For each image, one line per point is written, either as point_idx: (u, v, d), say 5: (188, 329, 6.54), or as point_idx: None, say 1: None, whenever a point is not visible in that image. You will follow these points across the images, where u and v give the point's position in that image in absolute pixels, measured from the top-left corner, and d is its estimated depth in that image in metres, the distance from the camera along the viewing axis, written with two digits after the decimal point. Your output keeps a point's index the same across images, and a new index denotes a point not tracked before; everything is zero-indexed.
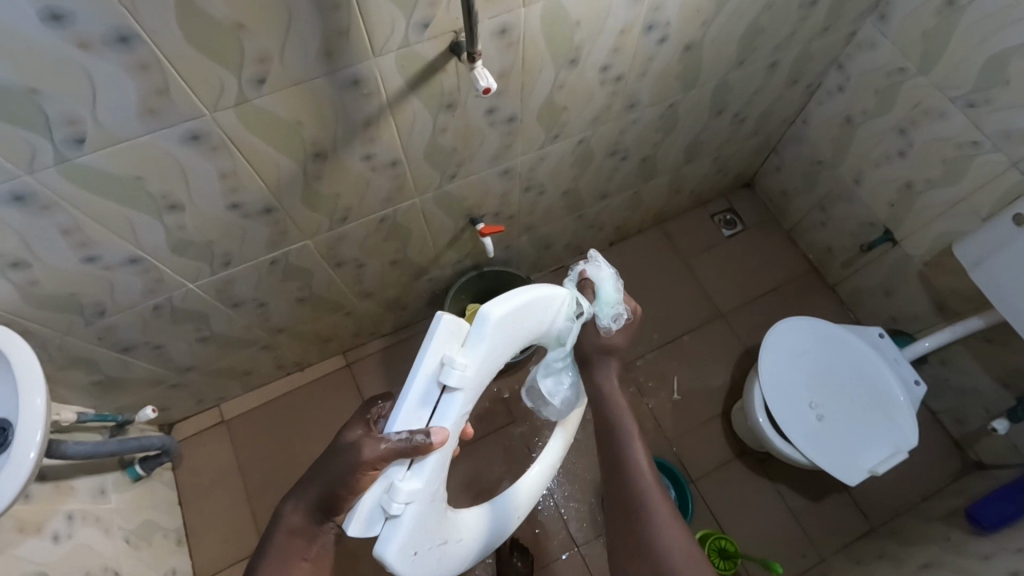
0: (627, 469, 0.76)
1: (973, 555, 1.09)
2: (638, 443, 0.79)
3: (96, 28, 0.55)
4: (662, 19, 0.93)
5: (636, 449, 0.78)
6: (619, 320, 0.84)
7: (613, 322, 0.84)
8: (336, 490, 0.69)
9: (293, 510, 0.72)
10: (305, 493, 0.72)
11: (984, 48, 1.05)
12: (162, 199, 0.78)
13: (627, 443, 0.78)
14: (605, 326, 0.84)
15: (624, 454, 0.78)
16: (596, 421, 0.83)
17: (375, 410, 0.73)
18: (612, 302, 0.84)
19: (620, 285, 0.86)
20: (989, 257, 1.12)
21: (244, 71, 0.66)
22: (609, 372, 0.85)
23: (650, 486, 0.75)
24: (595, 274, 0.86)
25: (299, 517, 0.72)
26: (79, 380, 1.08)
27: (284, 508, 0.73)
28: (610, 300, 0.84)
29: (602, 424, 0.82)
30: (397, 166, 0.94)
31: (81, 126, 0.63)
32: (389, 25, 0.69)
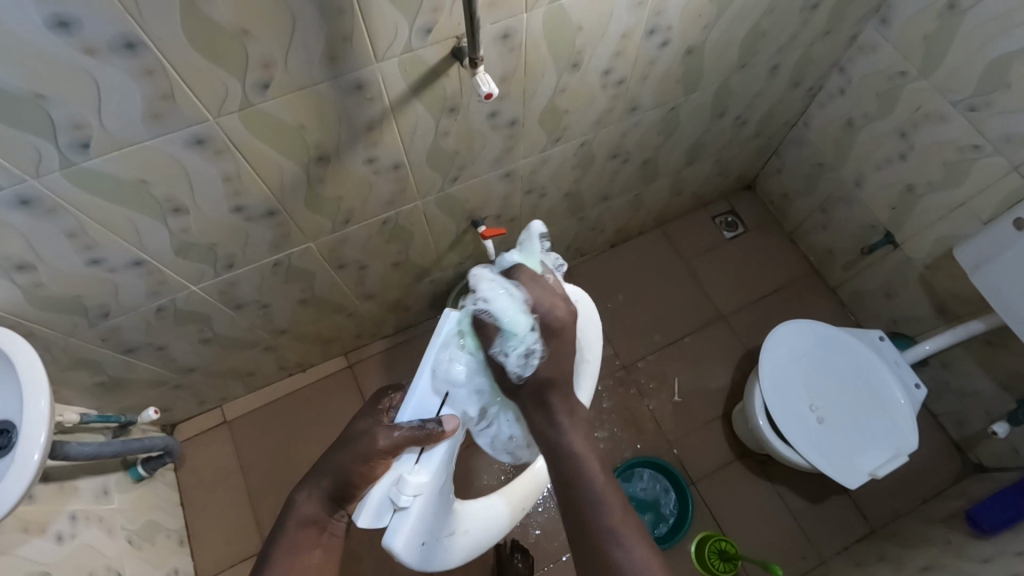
0: (599, 538, 0.65)
1: (972, 559, 1.09)
2: (609, 500, 0.68)
3: (102, 34, 0.55)
4: (664, 23, 0.93)
5: (608, 511, 0.67)
6: (532, 355, 0.72)
7: (524, 361, 0.72)
8: (349, 474, 0.69)
9: (306, 499, 0.70)
10: (320, 480, 0.70)
11: (985, 52, 1.06)
12: (166, 202, 0.79)
13: (595, 508, 0.67)
14: (515, 368, 0.73)
15: (594, 517, 0.66)
16: (557, 481, 0.71)
17: (387, 401, 0.76)
18: (522, 335, 0.72)
19: (521, 310, 0.73)
20: (989, 260, 1.12)
21: (248, 76, 0.66)
22: (559, 421, 0.73)
23: (632, 555, 0.64)
24: (487, 305, 0.72)
25: (312, 506, 0.70)
26: (83, 382, 1.09)
27: (297, 496, 0.71)
28: (517, 334, 0.72)
29: (563, 484, 0.70)
30: (399, 169, 0.94)
31: (86, 131, 0.64)
32: (392, 31, 0.69)
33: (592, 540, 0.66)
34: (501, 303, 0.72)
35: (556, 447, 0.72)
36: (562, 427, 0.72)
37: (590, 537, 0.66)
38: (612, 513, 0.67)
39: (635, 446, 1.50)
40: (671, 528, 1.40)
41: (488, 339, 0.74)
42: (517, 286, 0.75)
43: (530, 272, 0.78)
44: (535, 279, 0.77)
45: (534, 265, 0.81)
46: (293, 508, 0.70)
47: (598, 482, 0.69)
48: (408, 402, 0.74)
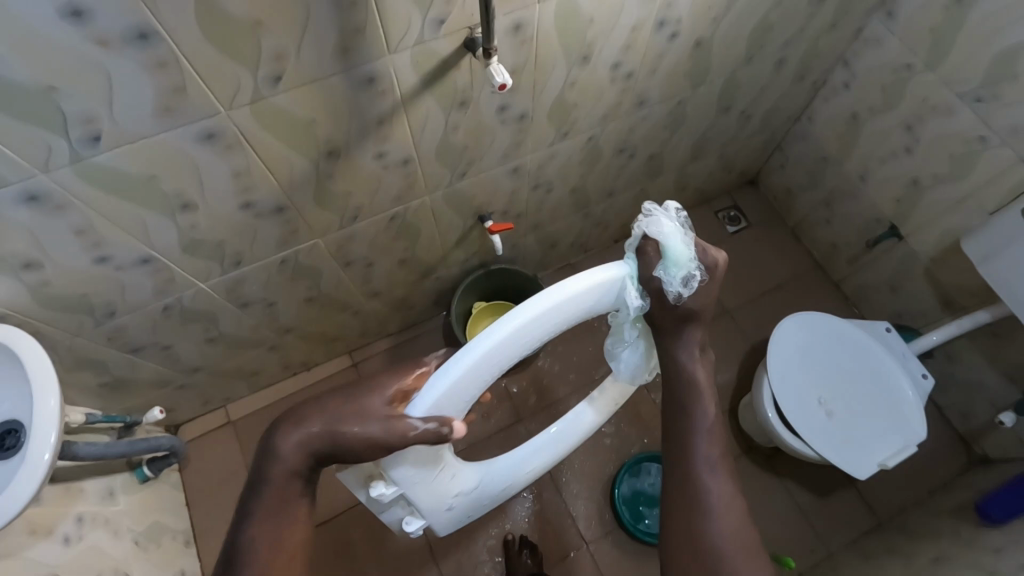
0: (693, 464, 0.69)
1: (983, 549, 1.09)
2: (711, 431, 0.71)
3: (115, 25, 0.54)
4: (674, 15, 0.92)
5: (708, 443, 0.70)
6: (691, 283, 0.69)
7: (684, 288, 0.69)
8: (350, 445, 0.63)
9: (294, 454, 0.63)
10: (316, 433, 0.63)
11: (992, 44, 1.06)
12: (175, 198, 0.78)
13: (697, 434, 0.70)
14: (675, 293, 0.69)
15: (693, 429, 0.70)
16: (667, 390, 0.74)
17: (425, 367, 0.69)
18: (682, 263, 0.69)
19: (687, 243, 0.69)
20: (997, 253, 1.12)
21: (260, 68, 0.65)
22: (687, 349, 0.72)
23: (720, 486, 0.68)
24: (659, 235, 0.69)
25: (299, 463, 0.63)
26: (87, 382, 1.07)
27: (285, 434, 0.63)
28: (682, 257, 0.69)
29: (670, 408, 0.73)
30: (408, 164, 0.94)
31: (97, 124, 0.63)
32: (405, 23, 0.69)
33: (688, 463, 0.69)
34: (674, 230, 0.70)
35: (679, 370, 0.72)
36: (687, 361, 0.72)
37: (687, 467, 0.69)
38: (711, 445, 0.70)
39: (642, 440, 1.49)
40: None
41: (649, 260, 0.71)
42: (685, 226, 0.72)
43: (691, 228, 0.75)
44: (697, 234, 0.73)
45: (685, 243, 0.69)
46: (277, 449, 0.63)
47: (704, 415, 0.71)
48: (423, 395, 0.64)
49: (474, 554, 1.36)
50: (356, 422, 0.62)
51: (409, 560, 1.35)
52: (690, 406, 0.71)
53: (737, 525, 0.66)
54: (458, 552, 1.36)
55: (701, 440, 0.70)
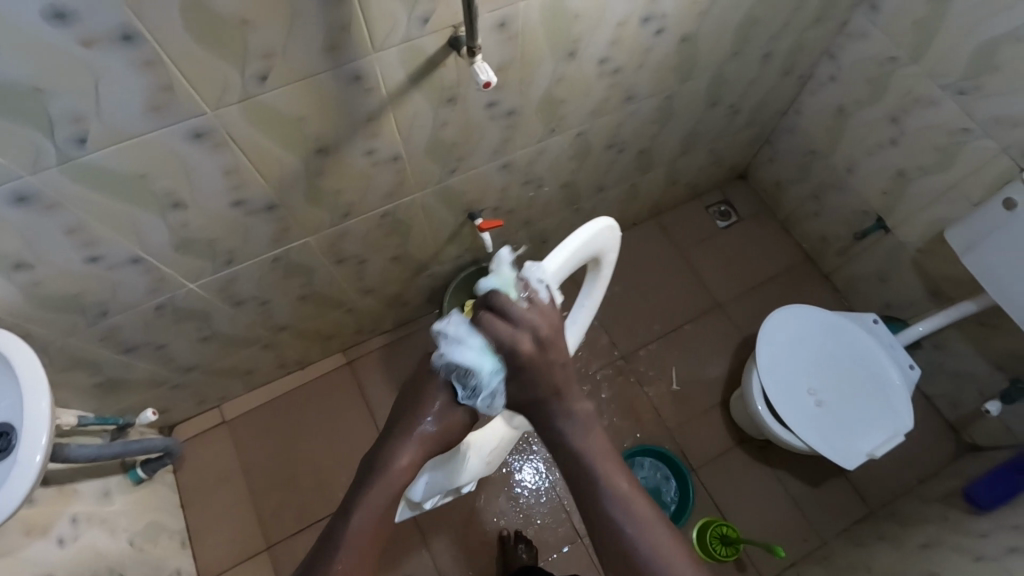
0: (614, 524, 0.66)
1: (970, 534, 1.11)
2: (612, 471, 0.70)
3: (101, 25, 0.55)
4: (659, 11, 0.93)
5: (613, 484, 0.69)
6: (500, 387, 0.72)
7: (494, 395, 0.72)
8: (446, 436, 0.75)
9: (405, 451, 0.72)
10: (418, 436, 0.73)
11: (973, 36, 1.07)
12: (165, 197, 0.78)
13: (601, 482, 0.69)
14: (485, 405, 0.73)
15: (595, 492, 0.69)
16: (560, 464, 0.73)
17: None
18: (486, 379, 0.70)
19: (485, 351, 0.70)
20: (981, 242, 1.13)
21: (248, 67, 0.66)
22: (559, 427, 0.72)
23: (638, 525, 0.66)
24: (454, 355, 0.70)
25: (412, 468, 0.73)
26: (81, 382, 1.08)
27: (395, 449, 0.72)
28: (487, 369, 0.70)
29: (568, 475, 0.72)
30: (398, 161, 0.94)
31: (85, 124, 0.63)
32: (391, 20, 0.69)
33: (602, 520, 0.67)
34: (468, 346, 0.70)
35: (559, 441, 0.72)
36: (562, 430, 0.72)
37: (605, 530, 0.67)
38: (618, 483, 0.69)
39: (635, 434, 1.51)
40: (673, 515, 1.42)
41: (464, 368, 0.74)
42: (484, 327, 0.70)
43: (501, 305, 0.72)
44: (505, 316, 0.71)
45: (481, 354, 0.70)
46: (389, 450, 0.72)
47: (600, 461, 0.70)
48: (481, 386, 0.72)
49: (471, 548, 1.37)
50: (451, 417, 0.75)
51: (405, 556, 1.36)
52: (583, 472, 0.70)
53: (670, 555, 0.65)
54: (453, 547, 1.37)
55: (609, 497, 0.68)
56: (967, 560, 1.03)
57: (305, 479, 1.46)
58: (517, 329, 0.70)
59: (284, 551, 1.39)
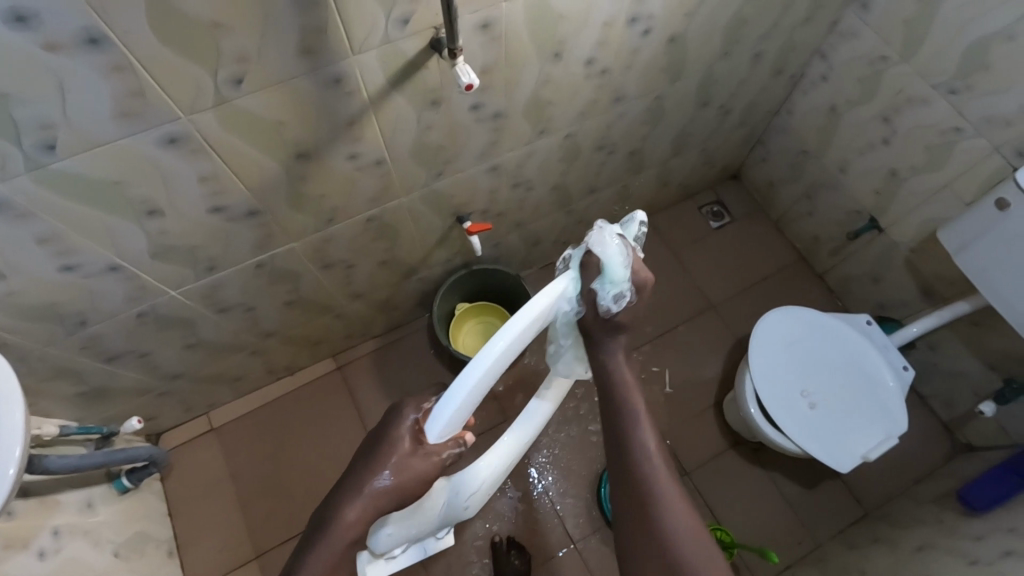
0: (640, 466, 0.71)
1: (965, 536, 1.10)
2: (647, 422, 0.74)
3: (64, 29, 0.53)
4: (646, 11, 0.92)
5: (645, 428, 0.73)
6: (622, 300, 0.70)
7: (614, 304, 0.70)
8: (403, 487, 0.71)
9: (352, 506, 0.70)
10: (370, 492, 0.71)
11: (964, 34, 1.06)
12: (141, 204, 0.77)
13: (636, 426, 0.73)
14: (605, 307, 0.70)
15: (634, 430, 0.72)
16: (600, 392, 0.76)
17: (430, 401, 0.76)
18: (616, 280, 0.70)
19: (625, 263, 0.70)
20: (973, 242, 1.11)
21: (220, 71, 0.64)
22: (614, 351, 0.74)
23: (659, 476, 0.70)
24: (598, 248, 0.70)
25: (362, 524, 0.71)
26: (64, 392, 1.06)
27: (344, 503, 0.70)
28: (617, 276, 0.70)
29: (607, 408, 0.75)
30: (382, 165, 0.93)
31: (53, 131, 0.62)
32: (369, 22, 0.68)
33: (629, 457, 0.72)
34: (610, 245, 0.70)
35: (609, 372, 0.74)
36: (613, 363, 0.74)
37: (631, 463, 0.71)
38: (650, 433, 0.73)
39: None
40: None
41: (587, 275, 0.71)
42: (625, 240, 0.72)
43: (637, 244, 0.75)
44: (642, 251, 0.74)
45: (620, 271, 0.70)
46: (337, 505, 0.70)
47: (638, 406, 0.74)
48: (435, 416, 0.70)
49: (463, 554, 1.36)
50: (406, 469, 0.71)
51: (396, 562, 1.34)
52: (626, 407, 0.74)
53: (679, 507, 0.69)
54: (446, 554, 1.36)
55: (639, 437, 0.72)
56: (961, 564, 1.02)
57: (295, 486, 1.44)
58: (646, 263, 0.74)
59: (273, 559, 1.37)
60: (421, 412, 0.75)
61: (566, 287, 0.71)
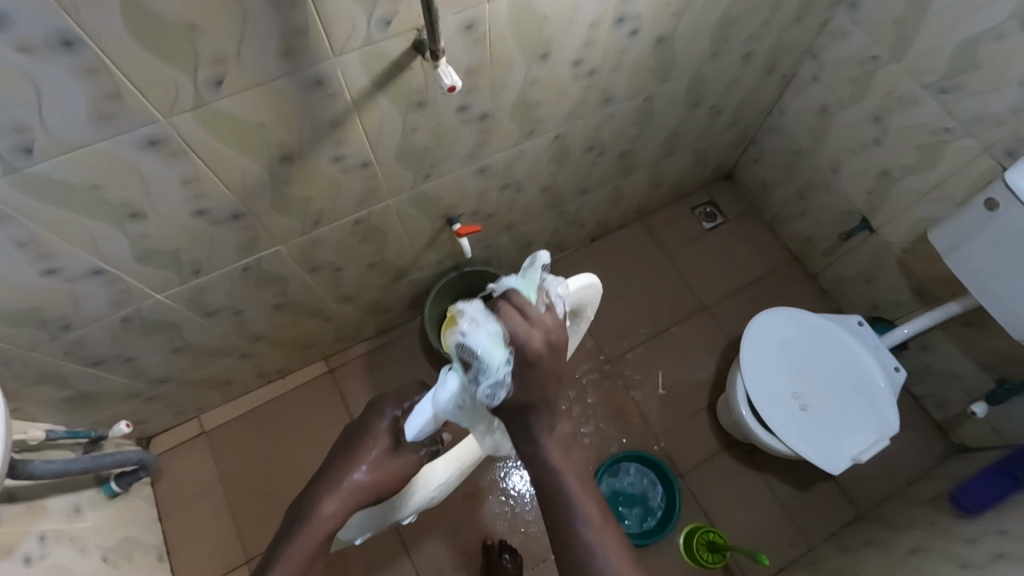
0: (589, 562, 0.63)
1: (957, 539, 1.10)
2: (589, 509, 0.65)
3: (37, 31, 0.53)
4: (633, 11, 0.91)
5: (589, 520, 0.65)
6: (502, 388, 0.61)
7: (494, 393, 0.61)
8: (382, 487, 0.70)
9: (331, 500, 0.68)
10: (348, 487, 0.69)
11: (954, 34, 1.06)
12: (122, 207, 0.76)
13: (573, 508, 0.65)
14: (485, 397, 0.62)
15: (575, 523, 0.65)
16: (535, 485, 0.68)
17: (410, 401, 0.78)
18: (493, 369, 0.60)
19: (496, 344, 0.60)
20: (963, 243, 1.11)
21: (199, 73, 0.64)
22: (541, 440, 0.66)
23: (612, 567, 0.63)
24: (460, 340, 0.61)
25: (338, 520, 0.68)
26: (49, 397, 1.05)
27: (320, 497, 0.68)
28: (491, 365, 0.60)
29: (541, 492, 0.67)
30: (368, 167, 0.92)
31: (29, 134, 0.61)
32: (350, 23, 0.67)
33: (571, 548, 0.64)
34: (483, 331, 0.61)
35: (536, 458, 0.66)
36: (545, 449, 0.66)
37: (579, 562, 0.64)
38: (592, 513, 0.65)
39: (622, 440, 1.49)
40: (659, 521, 1.40)
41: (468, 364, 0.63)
42: (501, 318, 0.62)
43: (517, 302, 0.64)
44: (523, 311, 0.63)
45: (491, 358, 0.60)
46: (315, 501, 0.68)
47: (574, 488, 0.66)
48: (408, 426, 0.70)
49: (455, 558, 1.35)
50: (385, 466, 0.71)
51: (386, 566, 1.33)
52: (563, 499, 0.65)
53: None
54: (437, 557, 1.35)
55: (584, 531, 0.64)
56: (953, 567, 1.01)
57: (286, 490, 1.43)
58: (530, 325, 0.62)
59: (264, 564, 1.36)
60: (400, 409, 0.77)
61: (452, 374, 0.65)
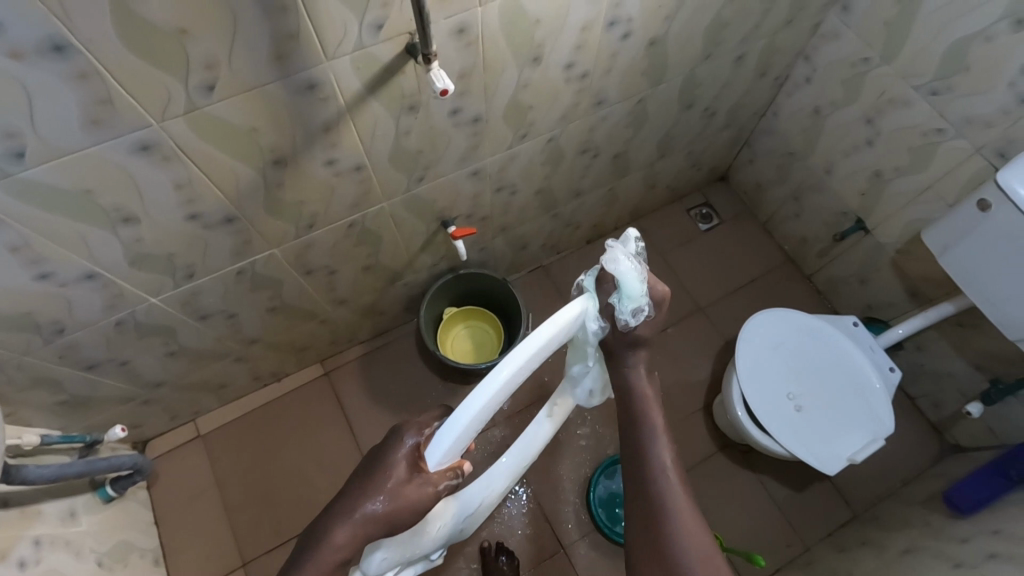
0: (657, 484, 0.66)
1: (952, 539, 1.10)
2: (666, 444, 0.69)
3: (28, 38, 0.53)
4: (624, 15, 0.92)
5: (665, 453, 0.68)
6: (640, 314, 0.67)
7: (632, 318, 0.67)
8: (395, 518, 0.67)
9: (341, 528, 0.67)
10: (362, 516, 0.67)
11: (945, 35, 1.06)
12: (114, 212, 0.76)
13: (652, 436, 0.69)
14: (623, 320, 0.67)
15: (651, 451, 0.68)
16: (619, 407, 0.72)
17: (432, 426, 0.72)
18: (636, 294, 0.66)
19: (641, 276, 0.66)
20: (956, 243, 1.11)
21: (191, 78, 0.64)
22: (639, 365, 0.71)
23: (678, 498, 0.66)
24: (613, 266, 0.64)
25: (350, 548, 0.67)
26: (43, 401, 1.05)
27: (333, 525, 0.67)
28: (635, 291, 0.65)
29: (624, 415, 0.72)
30: (361, 170, 0.93)
31: (20, 139, 0.61)
32: (341, 27, 0.67)
33: (640, 469, 0.68)
34: (627, 262, 0.65)
35: (626, 384, 0.71)
36: (634, 373, 0.71)
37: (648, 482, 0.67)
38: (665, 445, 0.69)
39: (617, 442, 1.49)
40: None
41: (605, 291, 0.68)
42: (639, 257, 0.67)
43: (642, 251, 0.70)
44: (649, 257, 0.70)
45: (634, 291, 0.65)
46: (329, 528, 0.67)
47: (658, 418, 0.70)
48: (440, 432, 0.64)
49: (451, 560, 1.35)
50: (401, 498, 0.67)
51: None
52: (645, 423, 0.70)
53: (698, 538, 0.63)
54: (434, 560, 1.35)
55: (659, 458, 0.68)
56: (947, 566, 1.01)
57: (283, 493, 1.43)
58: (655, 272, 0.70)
59: (260, 567, 1.36)
60: (421, 436, 0.72)
61: (585, 307, 0.67)
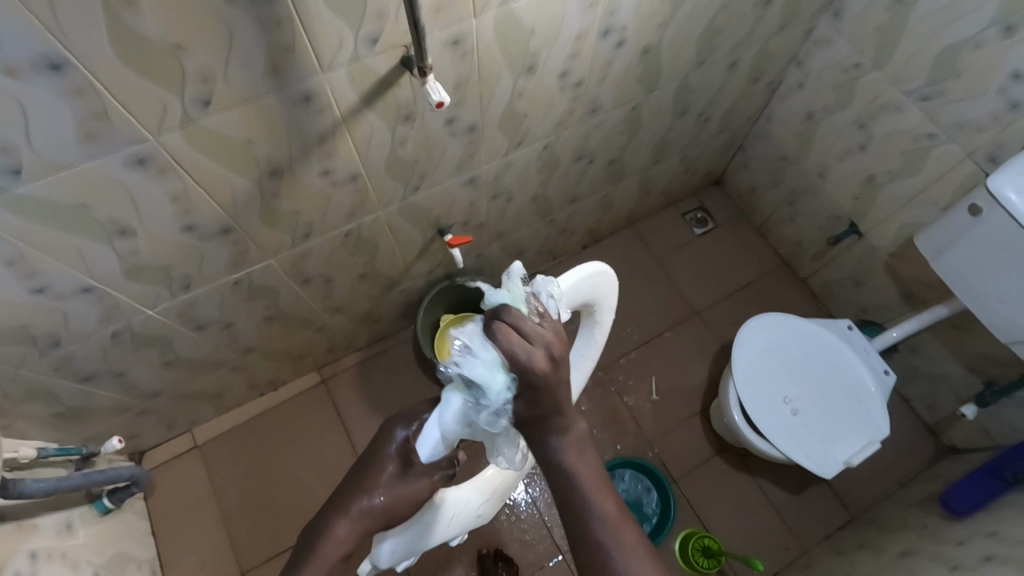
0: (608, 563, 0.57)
1: (947, 541, 1.11)
2: (607, 510, 0.60)
3: (23, 55, 0.53)
4: (618, 24, 0.93)
5: (607, 521, 0.59)
6: (502, 411, 0.61)
7: (498, 413, 0.62)
8: (393, 509, 0.70)
9: (343, 519, 0.68)
10: (362, 509, 0.69)
11: (935, 41, 1.07)
12: (110, 224, 0.76)
13: (590, 510, 0.59)
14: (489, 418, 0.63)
15: (590, 525, 0.59)
16: (549, 484, 0.62)
17: (419, 418, 0.75)
18: (494, 395, 0.59)
19: (497, 368, 0.59)
20: (949, 246, 1.12)
21: (187, 92, 0.64)
22: (552, 436, 0.61)
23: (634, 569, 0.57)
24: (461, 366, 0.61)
25: (352, 541, 0.68)
26: (39, 414, 1.05)
27: (333, 519, 0.68)
28: (490, 389, 0.59)
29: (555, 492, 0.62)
30: (358, 180, 0.93)
31: (16, 155, 0.61)
32: (337, 40, 0.68)
33: (584, 542, 0.59)
34: (479, 359, 0.60)
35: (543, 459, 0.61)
36: (555, 444, 0.61)
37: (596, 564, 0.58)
38: (599, 504, 0.60)
39: (615, 447, 1.49)
40: (654, 527, 1.40)
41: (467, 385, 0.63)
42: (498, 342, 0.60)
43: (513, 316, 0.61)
44: (518, 328, 0.59)
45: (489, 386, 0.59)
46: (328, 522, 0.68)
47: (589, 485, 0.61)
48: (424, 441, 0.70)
49: (449, 568, 1.35)
50: (399, 488, 0.70)
51: None
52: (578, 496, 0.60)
53: None
54: (432, 568, 1.35)
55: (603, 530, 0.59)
56: (944, 569, 1.02)
57: (280, 502, 1.43)
58: (528, 342, 0.58)
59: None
60: (410, 429, 0.74)
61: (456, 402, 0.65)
